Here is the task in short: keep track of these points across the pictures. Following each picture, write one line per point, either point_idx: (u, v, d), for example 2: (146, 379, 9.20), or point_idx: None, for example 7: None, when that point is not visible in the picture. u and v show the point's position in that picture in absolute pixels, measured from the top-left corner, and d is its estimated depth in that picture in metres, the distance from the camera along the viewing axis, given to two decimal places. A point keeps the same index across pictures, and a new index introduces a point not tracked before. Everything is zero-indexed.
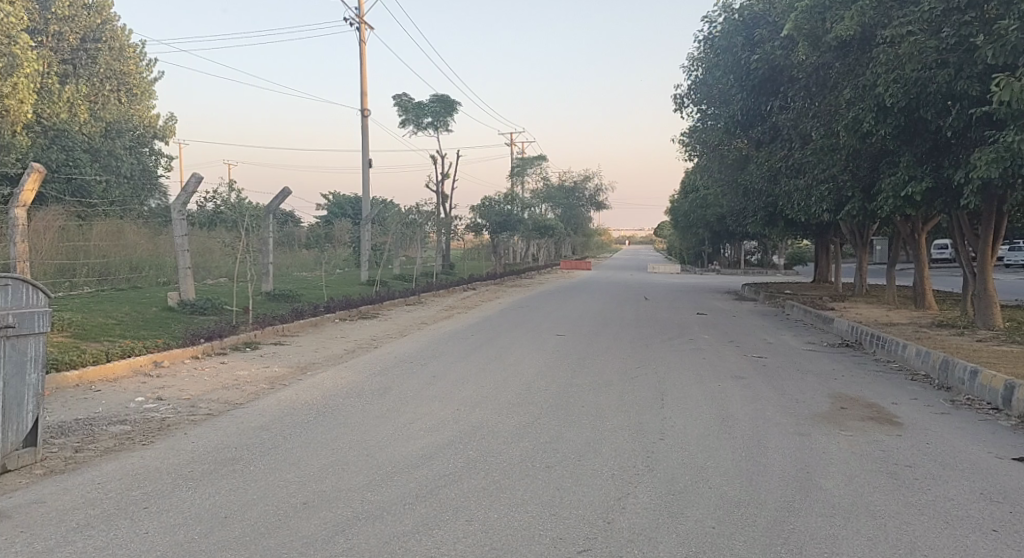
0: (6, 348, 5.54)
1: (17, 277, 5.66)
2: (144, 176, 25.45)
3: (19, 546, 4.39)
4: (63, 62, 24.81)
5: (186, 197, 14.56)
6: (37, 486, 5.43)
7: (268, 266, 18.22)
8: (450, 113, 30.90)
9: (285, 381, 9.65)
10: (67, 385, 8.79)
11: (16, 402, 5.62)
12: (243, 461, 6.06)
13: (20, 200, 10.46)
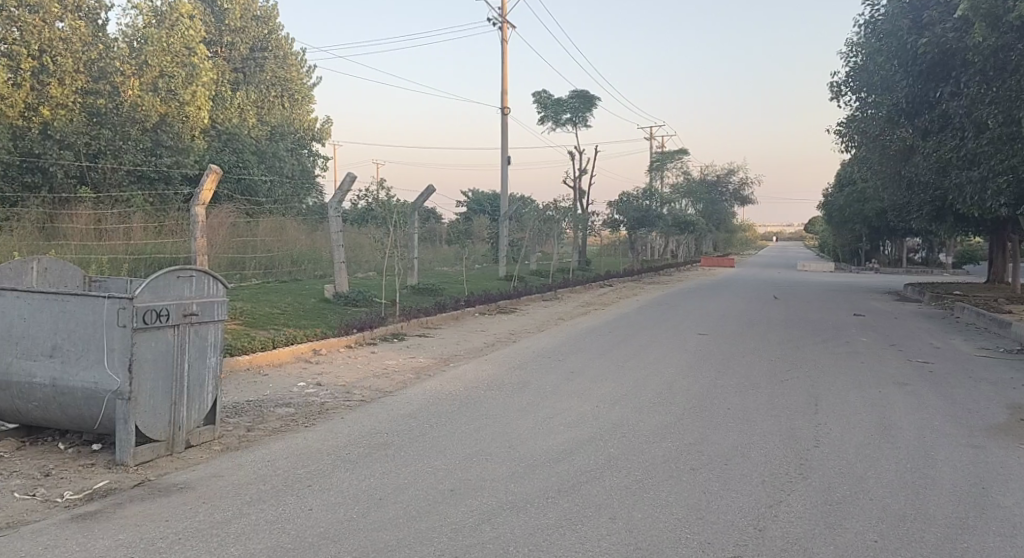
0: (190, 333, 6.04)
1: (201, 268, 6.14)
2: (304, 176, 27.06)
3: (202, 515, 4.81)
4: (235, 70, 26.99)
5: (341, 195, 15.38)
6: (216, 460, 5.95)
7: (414, 261, 18.95)
8: (589, 109, 30.83)
9: (429, 371, 10.03)
10: (240, 368, 9.55)
11: (199, 383, 6.15)
12: (393, 447, 6.35)
13: (200, 200, 11.46)
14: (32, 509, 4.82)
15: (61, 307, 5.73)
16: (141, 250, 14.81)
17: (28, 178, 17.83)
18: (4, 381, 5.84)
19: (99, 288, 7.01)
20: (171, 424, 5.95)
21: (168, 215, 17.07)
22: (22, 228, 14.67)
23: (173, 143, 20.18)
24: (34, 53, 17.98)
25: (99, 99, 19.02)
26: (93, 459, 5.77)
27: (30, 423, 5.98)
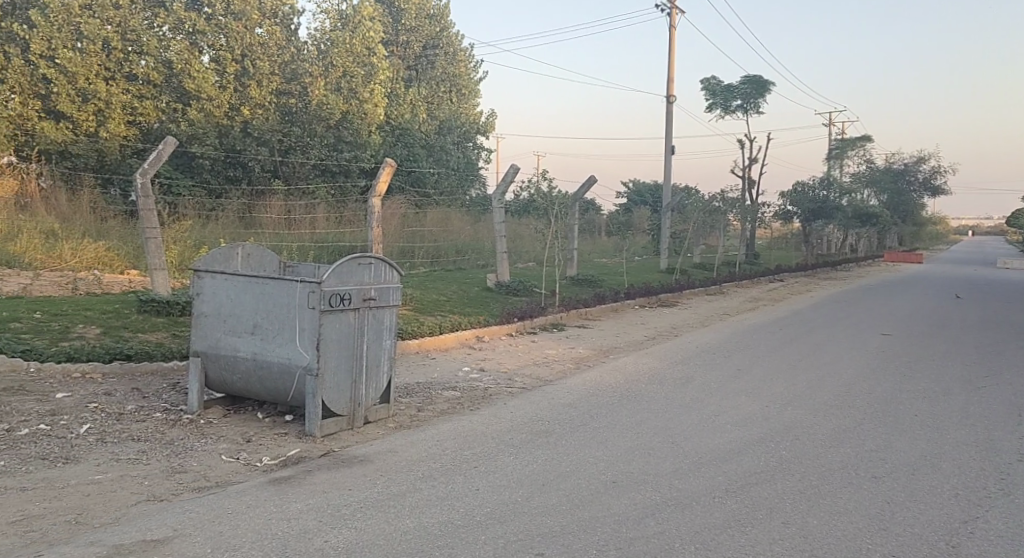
0: (370, 316, 6.43)
1: (380, 256, 6.50)
2: (469, 169, 27.87)
3: (380, 487, 5.11)
4: (408, 68, 28.30)
5: (504, 186, 15.72)
6: (391, 437, 6.31)
7: (574, 252, 19.04)
8: (762, 95, 29.51)
9: (589, 362, 10.08)
10: (409, 351, 10.05)
11: (376, 364, 6.53)
12: (555, 435, 6.44)
13: (376, 192, 12.10)
14: (236, 470, 5.34)
15: (261, 289, 6.24)
16: (324, 238, 15.86)
17: (231, 173, 19.53)
18: (213, 354, 6.45)
19: (292, 273, 7.62)
20: (353, 401, 6.37)
21: (346, 205, 18.24)
22: (226, 218, 16.22)
23: (352, 138, 21.40)
24: (238, 57, 19.81)
25: (291, 99, 20.51)
26: (285, 430, 6.28)
27: (233, 393, 6.59)
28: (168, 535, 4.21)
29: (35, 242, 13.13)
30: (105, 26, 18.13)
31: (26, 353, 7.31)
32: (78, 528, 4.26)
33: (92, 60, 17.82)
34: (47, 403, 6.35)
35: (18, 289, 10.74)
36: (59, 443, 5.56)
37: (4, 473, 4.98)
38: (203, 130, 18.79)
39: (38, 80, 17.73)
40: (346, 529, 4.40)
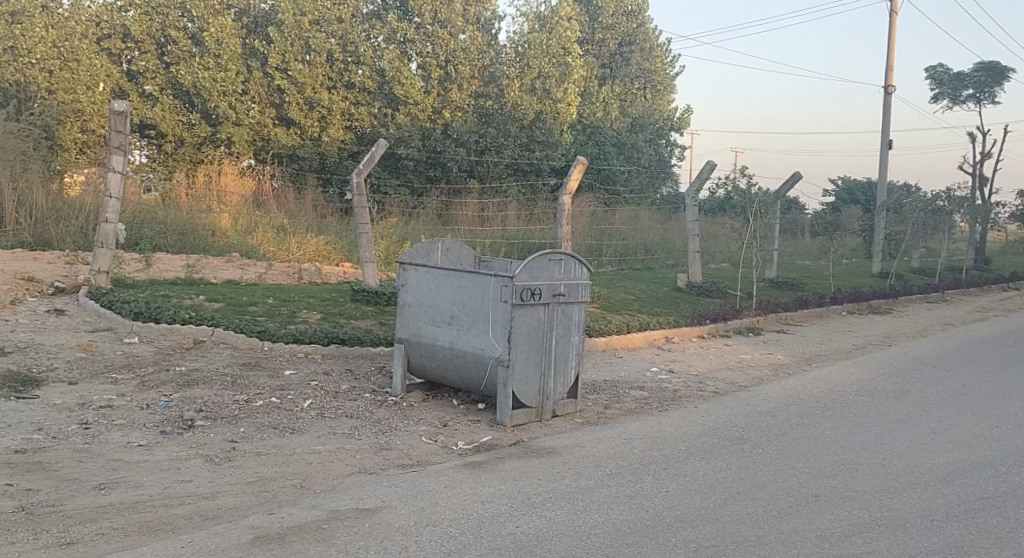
0: (559, 312, 6.54)
1: (570, 252, 6.57)
2: (662, 166, 27.46)
3: (569, 480, 5.20)
4: (603, 66, 28.34)
5: (699, 184, 15.32)
6: (578, 431, 6.40)
7: (773, 253, 18.15)
8: (998, 82, 26.50)
9: (787, 369, 9.59)
10: (597, 348, 10.10)
11: (564, 359, 6.64)
12: (749, 443, 6.22)
13: (568, 189, 12.20)
14: (435, 452, 5.66)
15: (457, 282, 6.52)
16: (514, 235, 16.22)
17: (430, 173, 20.46)
18: (414, 342, 6.85)
19: (487, 267, 7.91)
20: (541, 394, 6.52)
21: (536, 204, 18.70)
22: (425, 215, 17.05)
23: (545, 137, 21.70)
24: (442, 63, 20.76)
25: (488, 101, 21.25)
26: (478, 418, 6.56)
27: (432, 380, 6.97)
28: (378, 506, 4.55)
29: (268, 236, 14.71)
30: (329, 40, 19.81)
31: (260, 334, 8.17)
32: (302, 492, 4.71)
33: (318, 71, 19.61)
34: (277, 378, 7.08)
35: (254, 277, 12.02)
36: (286, 416, 6.17)
37: (243, 438, 5.61)
38: (408, 133, 19.96)
39: (274, 91, 19.76)
40: (537, 516, 4.53)
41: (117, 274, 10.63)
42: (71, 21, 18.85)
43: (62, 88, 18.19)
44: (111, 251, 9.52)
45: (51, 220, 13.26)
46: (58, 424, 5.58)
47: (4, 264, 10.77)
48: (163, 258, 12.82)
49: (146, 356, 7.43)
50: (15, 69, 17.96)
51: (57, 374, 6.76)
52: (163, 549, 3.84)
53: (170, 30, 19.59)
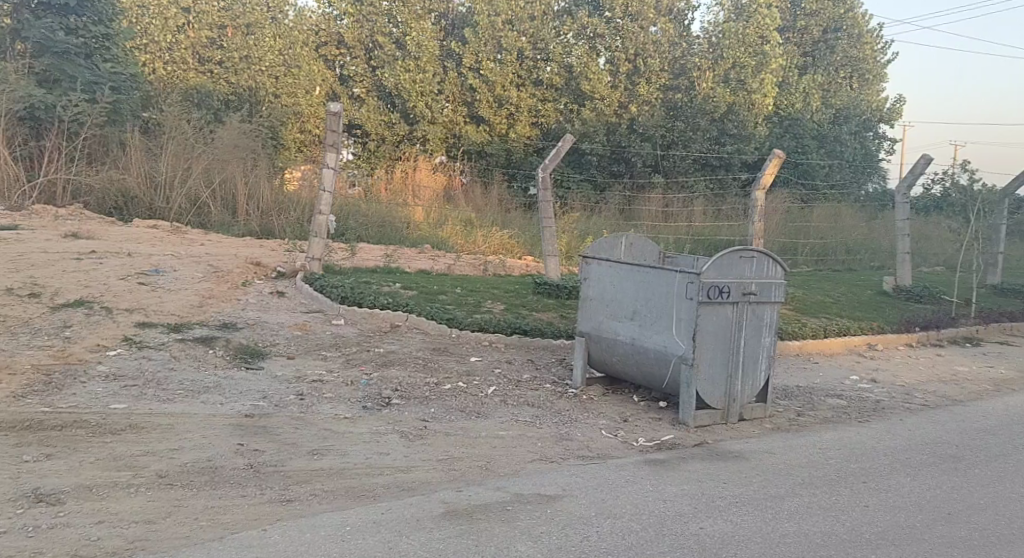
0: (748, 311, 6.32)
1: (763, 250, 6.32)
2: (867, 161, 25.58)
3: (757, 486, 5.02)
4: (805, 55, 26.87)
5: (912, 179, 14.12)
6: (767, 437, 6.15)
7: (997, 257, 16.35)
8: None
9: (1013, 385, 8.63)
10: (790, 352, 9.65)
11: (753, 360, 6.41)
12: (965, 463, 5.68)
13: (763, 183, 11.67)
14: (616, 447, 5.68)
15: (641, 277, 6.46)
16: (701, 232, 15.77)
17: (615, 168, 20.45)
18: (595, 336, 6.87)
19: (671, 263, 7.78)
20: (727, 396, 6.33)
21: (725, 200, 18.15)
22: (609, 210, 17.13)
23: (737, 131, 20.79)
24: (631, 57, 20.58)
25: (679, 94, 20.83)
26: (660, 415, 6.49)
27: (613, 374, 6.97)
28: (560, 494, 4.64)
29: (457, 229, 15.30)
30: (520, 38, 20.32)
31: (449, 321, 8.58)
32: (489, 474, 4.90)
33: (508, 69, 20.21)
34: (464, 364, 7.40)
35: (446, 267, 12.61)
36: (472, 400, 6.44)
37: (434, 418, 5.94)
38: (593, 129, 20.12)
39: (467, 89, 20.60)
40: (722, 520, 4.42)
41: (327, 262, 11.57)
42: (295, 31, 20.91)
43: (285, 92, 20.04)
44: (323, 240, 10.38)
45: (273, 212, 14.58)
46: (278, 394, 6.18)
47: (235, 250, 12.07)
48: (367, 247, 13.77)
49: (350, 337, 8.04)
50: (248, 75, 19.84)
51: (277, 348, 7.49)
52: (365, 513, 4.16)
53: (377, 36, 21.00)
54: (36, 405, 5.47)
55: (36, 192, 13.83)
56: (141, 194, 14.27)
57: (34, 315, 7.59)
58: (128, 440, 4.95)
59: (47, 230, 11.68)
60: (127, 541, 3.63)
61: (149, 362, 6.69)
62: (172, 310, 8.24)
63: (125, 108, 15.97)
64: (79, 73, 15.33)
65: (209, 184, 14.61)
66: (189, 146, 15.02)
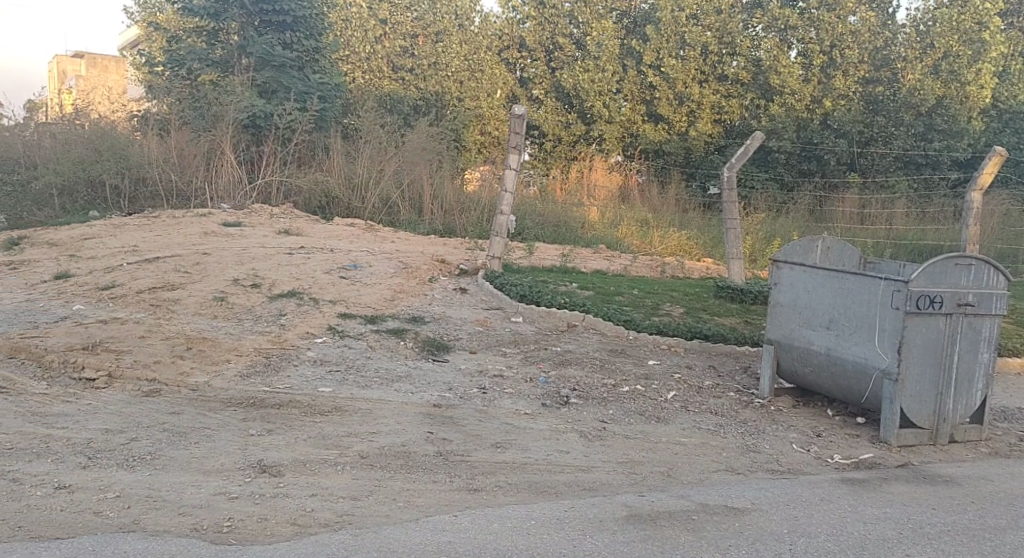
0: (964, 324, 5.79)
1: (984, 257, 5.76)
2: None
3: (972, 515, 4.60)
4: None
5: None
6: (983, 463, 5.61)
7: None
8: None
9: None
10: (1009, 370, 8.72)
11: (968, 377, 5.88)
12: None
13: (980, 182, 10.58)
14: (809, 462, 5.41)
15: (840, 285, 6.11)
16: (902, 236, 14.61)
17: (805, 166, 19.65)
18: (786, 344, 6.58)
19: (873, 269, 7.30)
20: (936, 414, 5.84)
21: (932, 200, 16.74)
22: (798, 211, 16.41)
23: (948, 127, 18.86)
24: (827, 48, 19.31)
25: (879, 87, 19.28)
26: (857, 432, 6.11)
27: (803, 385, 6.63)
28: (749, 507, 4.50)
29: (633, 229, 15.25)
30: (705, 32, 19.77)
31: (626, 323, 8.54)
32: (671, 480, 4.85)
33: (690, 65, 19.79)
34: (642, 367, 7.35)
35: (623, 268, 12.56)
36: (652, 404, 6.38)
37: (613, 419, 5.94)
38: (782, 125, 19.17)
39: (646, 88, 20.39)
40: (931, 549, 4.10)
41: (507, 260, 11.88)
42: (480, 36, 21.68)
43: (469, 96, 20.83)
44: (503, 240, 10.66)
45: (456, 211, 15.31)
46: (462, 386, 6.45)
47: (422, 247, 12.69)
48: (545, 246, 13.98)
49: (530, 335, 8.22)
50: (435, 80, 20.78)
51: (461, 343, 7.81)
52: (550, 509, 4.25)
53: (558, 38, 21.24)
54: (257, 384, 6.08)
55: (256, 194, 15.20)
56: (341, 195, 15.32)
57: (253, 304, 8.41)
58: (334, 421, 5.37)
59: (262, 227, 12.90)
60: (336, 514, 3.94)
61: (350, 350, 7.22)
62: (368, 303, 8.81)
63: (330, 114, 17.41)
64: (292, 83, 16.87)
65: (399, 185, 15.52)
66: (382, 150, 15.92)
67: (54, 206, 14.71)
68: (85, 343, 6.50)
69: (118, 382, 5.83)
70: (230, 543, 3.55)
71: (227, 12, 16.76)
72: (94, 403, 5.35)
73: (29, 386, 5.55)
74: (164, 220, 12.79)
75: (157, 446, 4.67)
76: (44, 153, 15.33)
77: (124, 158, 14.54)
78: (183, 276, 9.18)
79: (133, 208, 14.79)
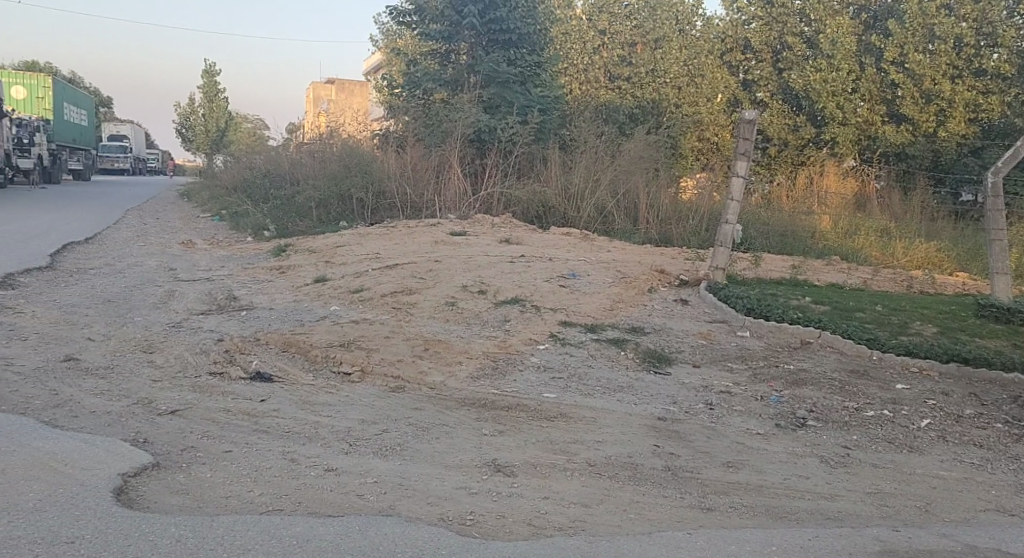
0: None
1: None
2: None
3: None
4: None
5: None
6: None
7: None
8: None
9: None
10: None
11: None
12: None
13: None
14: None
15: None
16: None
17: None
18: None
19: None
20: None
21: None
22: None
23: None
24: None
25: None
26: None
27: None
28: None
29: (871, 240, 14.09)
30: (959, 24, 17.88)
31: (869, 341, 7.91)
32: (929, 517, 4.43)
33: (941, 60, 17.96)
34: (888, 391, 6.78)
35: (860, 282, 11.66)
36: (902, 431, 5.87)
37: (857, 446, 5.54)
38: None
39: (887, 86, 18.90)
40: None
41: (731, 272, 11.52)
42: (702, 41, 21.18)
43: (688, 101, 20.49)
44: (728, 250, 10.32)
45: (673, 220, 15.18)
46: (688, 400, 6.34)
47: (641, 257, 12.64)
48: (771, 257, 13.34)
49: (757, 351, 7.89)
50: (653, 88, 20.70)
51: (683, 356, 7.68)
52: (791, 536, 4.06)
53: (787, 37, 20.19)
54: (487, 386, 6.37)
55: (478, 204, 16.02)
56: (559, 205, 15.63)
57: (481, 309, 8.84)
58: (561, 427, 5.50)
59: (487, 236, 13.53)
60: (569, 519, 4.03)
61: (572, 358, 7.36)
62: (589, 312, 8.92)
63: (550, 125, 17.86)
64: (515, 98, 17.50)
65: (615, 195, 15.58)
66: (599, 160, 16.03)
67: (311, 217, 15.97)
68: (341, 341, 7.20)
69: (369, 377, 6.38)
70: (475, 536, 3.75)
71: (459, 34, 17.95)
72: (350, 395, 5.90)
73: (297, 377, 6.24)
74: (402, 230, 13.83)
75: (404, 439, 5.05)
76: (304, 170, 17.22)
77: (367, 173, 15.86)
78: (419, 282, 9.86)
79: (375, 218, 15.85)
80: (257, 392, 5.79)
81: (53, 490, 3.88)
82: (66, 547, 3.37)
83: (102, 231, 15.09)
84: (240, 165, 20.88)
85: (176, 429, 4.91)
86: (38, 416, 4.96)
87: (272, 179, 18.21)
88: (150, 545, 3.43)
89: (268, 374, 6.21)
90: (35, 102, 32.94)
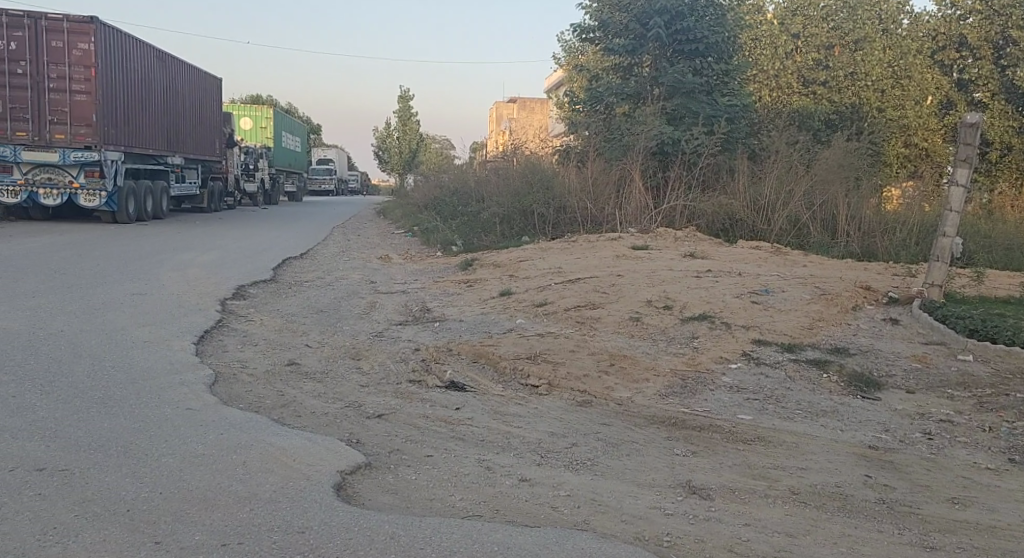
0: None
1: None
2: None
3: None
4: None
5: None
6: None
7: None
8: None
9: None
10: None
11: None
12: None
13: None
14: None
15: None
16: None
17: None
18: None
19: None
20: None
21: None
22: None
23: None
24: None
25: None
26: None
27: None
28: None
29: None
30: None
31: None
32: None
33: None
34: None
35: None
36: None
37: None
38: None
39: None
40: None
41: (947, 289, 10.54)
42: (908, 39, 19.66)
43: (891, 105, 19.17)
44: (945, 264, 9.43)
45: (876, 232, 14.27)
46: (902, 429, 5.86)
47: (841, 272, 11.90)
48: (994, 273, 12.05)
49: (982, 377, 7.15)
50: (851, 92, 19.34)
51: (894, 380, 7.10)
52: None
53: (1013, 31, 18.21)
54: (677, 405, 6.25)
55: (661, 217, 15.74)
56: (746, 217, 15.10)
57: (668, 325, 8.69)
58: (758, 451, 5.27)
59: (671, 250, 13.30)
60: (774, 548, 3.85)
61: (767, 378, 7.04)
62: (784, 330, 8.51)
63: (737, 135, 17.26)
64: (701, 108, 17.12)
65: (810, 206, 14.89)
66: (792, 170, 15.34)
67: (495, 232, 16.48)
68: (528, 353, 7.36)
69: (556, 391, 6.47)
70: None
71: (643, 47, 17.78)
72: (539, 407, 6.01)
73: (489, 387, 6.45)
74: (583, 244, 13.91)
75: (596, 454, 5.06)
76: (489, 187, 17.77)
77: (551, 188, 16.22)
78: (604, 296, 9.88)
79: (557, 233, 16.08)
80: (453, 400, 6.05)
81: (286, 483, 4.26)
82: (298, 537, 3.67)
83: (314, 246, 16.49)
84: (431, 184, 21.96)
85: (384, 432, 5.23)
86: (269, 413, 5.47)
87: (461, 196, 19.01)
88: (368, 540, 3.67)
89: (461, 383, 6.47)
90: (260, 132, 36.51)
